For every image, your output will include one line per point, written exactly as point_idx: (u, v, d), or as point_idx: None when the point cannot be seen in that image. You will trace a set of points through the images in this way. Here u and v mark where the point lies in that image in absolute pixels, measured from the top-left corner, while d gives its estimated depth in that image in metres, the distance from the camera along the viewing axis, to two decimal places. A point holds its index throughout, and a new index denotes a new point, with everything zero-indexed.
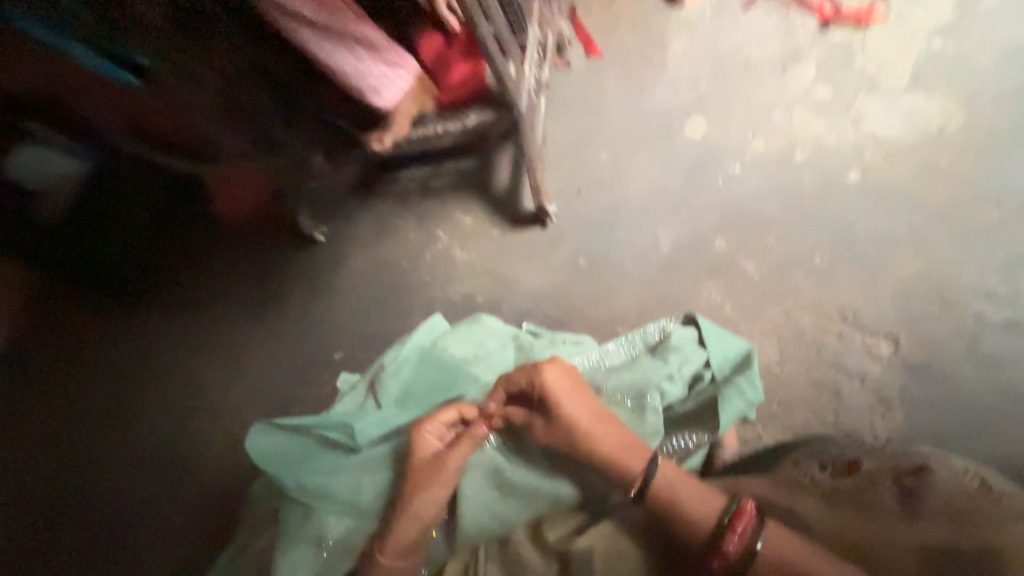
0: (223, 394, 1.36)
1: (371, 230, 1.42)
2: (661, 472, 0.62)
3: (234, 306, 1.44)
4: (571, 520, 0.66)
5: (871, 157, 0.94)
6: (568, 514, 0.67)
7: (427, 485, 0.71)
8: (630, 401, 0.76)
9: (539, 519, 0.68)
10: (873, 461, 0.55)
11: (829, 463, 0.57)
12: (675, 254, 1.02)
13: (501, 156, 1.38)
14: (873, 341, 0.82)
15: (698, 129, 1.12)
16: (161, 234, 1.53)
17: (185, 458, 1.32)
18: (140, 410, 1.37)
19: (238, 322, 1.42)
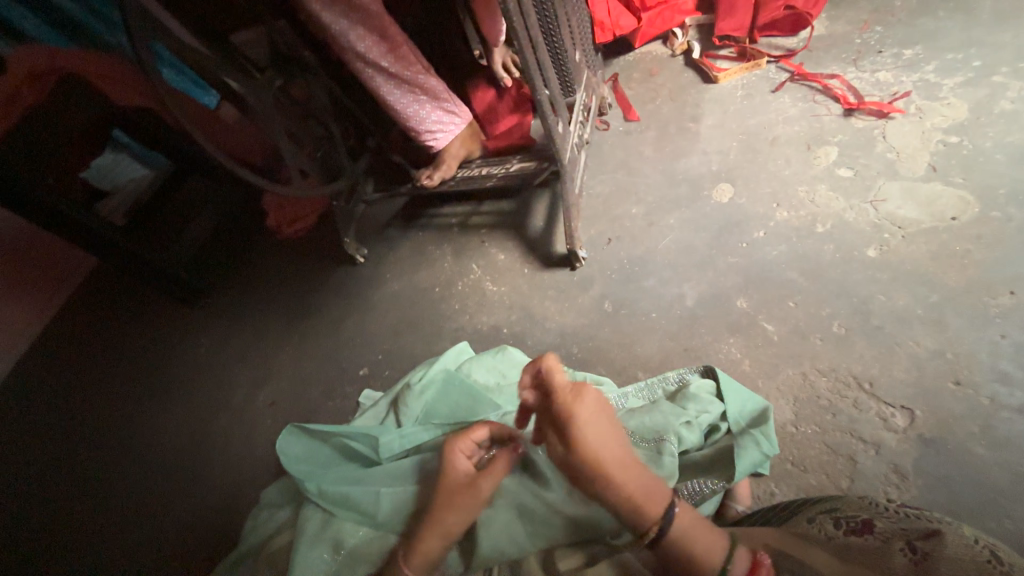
0: (243, 395, 1.38)
1: (411, 257, 1.53)
2: (680, 521, 0.59)
3: (272, 313, 1.52)
4: (580, 556, 0.71)
5: (889, 236, 1.00)
6: (578, 550, 0.72)
7: (456, 509, 0.74)
8: (648, 443, 0.80)
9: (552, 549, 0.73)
10: (883, 523, 0.56)
11: (844, 521, 0.59)
12: (698, 308, 1.08)
13: (538, 202, 1.49)
14: (888, 411, 0.84)
15: (725, 195, 1.21)
16: (220, 242, 1.70)
17: (190, 453, 1.31)
18: (163, 402, 1.41)
19: (272, 329, 1.49)
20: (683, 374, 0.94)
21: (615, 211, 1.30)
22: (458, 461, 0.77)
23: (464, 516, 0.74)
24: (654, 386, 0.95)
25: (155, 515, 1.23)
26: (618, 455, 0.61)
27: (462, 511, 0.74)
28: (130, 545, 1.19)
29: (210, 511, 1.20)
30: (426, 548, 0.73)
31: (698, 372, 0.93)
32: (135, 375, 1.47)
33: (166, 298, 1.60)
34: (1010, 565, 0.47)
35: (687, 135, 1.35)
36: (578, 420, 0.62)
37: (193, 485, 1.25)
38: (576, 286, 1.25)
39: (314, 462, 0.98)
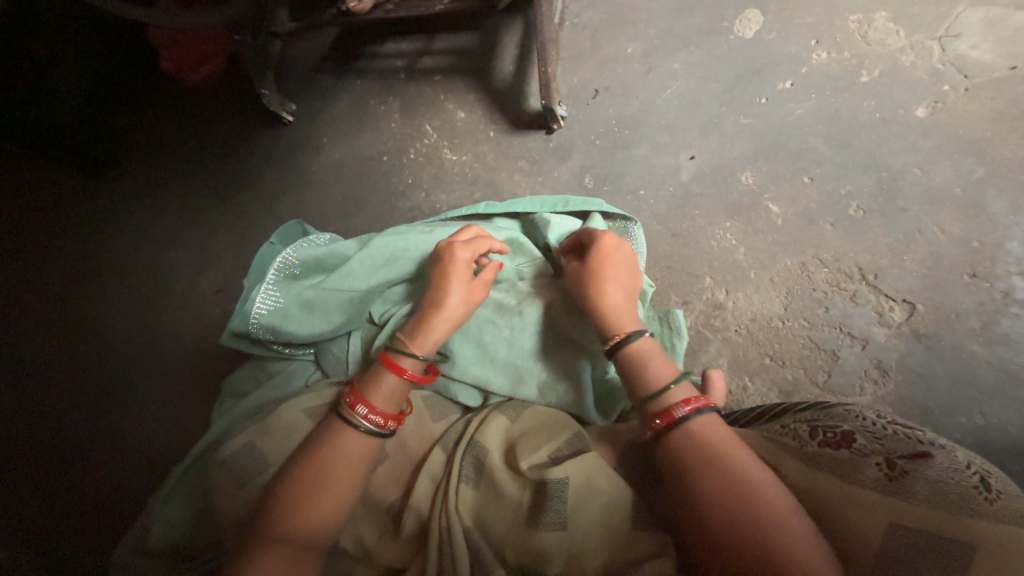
0: (181, 282, 1.20)
1: (350, 115, 1.23)
2: (642, 344, 0.63)
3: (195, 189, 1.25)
4: (544, 450, 0.68)
5: (949, 88, 0.78)
6: (545, 442, 0.69)
7: (458, 288, 0.77)
8: (477, 322, 0.82)
9: (515, 443, 0.69)
10: (863, 438, 0.51)
11: (821, 431, 0.53)
12: (695, 184, 0.90)
13: (506, 37, 1.14)
14: (887, 305, 0.76)
15: (750, 28, 0.92)
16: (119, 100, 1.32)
17: (133, 352, 1.15)
18: (70, 304, 1.19)
19: (197, 207, 1.25)
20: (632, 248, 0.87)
21: (606, 50, 1.00)
22: (466, 248, 0.80)
23: (468, 299, 0.77)
24: (512, 202, 0.97)
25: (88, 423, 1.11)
26: (613, 284, 0.70)
27: (461, 291, 0.76)
28: (70, 448, 1.09)
29: (159, 417, 1.11)
30: (434, 333, 0.74)
31: (617, 214, 0.89)
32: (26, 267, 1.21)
33: (45, 173, 1.27)
34: (997, 490, 0.46)
35: None
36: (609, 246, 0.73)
37: (134, 387, 1.13)
38: (552, 154, 1.03)
39: (262, 371, 0.93)
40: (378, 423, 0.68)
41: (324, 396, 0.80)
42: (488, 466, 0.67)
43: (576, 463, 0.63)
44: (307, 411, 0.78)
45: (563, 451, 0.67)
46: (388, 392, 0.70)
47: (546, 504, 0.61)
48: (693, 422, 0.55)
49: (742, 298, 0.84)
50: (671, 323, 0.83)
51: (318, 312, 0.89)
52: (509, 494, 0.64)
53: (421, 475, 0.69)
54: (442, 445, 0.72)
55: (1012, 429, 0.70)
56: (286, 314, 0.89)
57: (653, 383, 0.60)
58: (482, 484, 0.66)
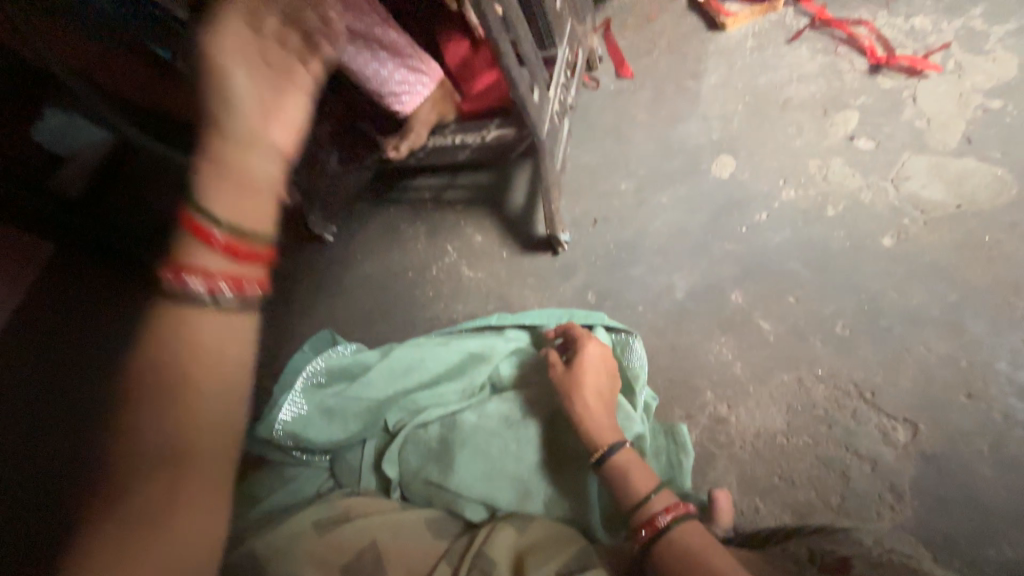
0: None
1: (383, 236, 1.42)
2: (625, 454, 0.67)
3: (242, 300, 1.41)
4: (550, 564, 0.67)
5: (909, 221, 0.88)
6: (551, 557, 0.69)
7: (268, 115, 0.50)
8: (487, 432, 0.85)
9: (522, 554, 0.70)
10: (859, 562, 0.51)
11: (820, 558, 0.54)
12: (688, 301, 0.98)
13: (518, 175, 1.34)
14: (890, 424, 0.77)
15: (725, 170, 1.08)
16: None
17: None
18: (50, 424, 1.04)
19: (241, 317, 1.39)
20: (632, 361, 0.93)
21: (604, 186, 1.18)
22: (232, 33, 0.48)
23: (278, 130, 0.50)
24: (522, 315, 1.06)
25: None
26: (593, 385, 0.74)
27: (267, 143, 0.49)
28: None
29: None
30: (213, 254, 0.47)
31: (618, 326, 0.97)
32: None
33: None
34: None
35: (685, 96, 1.20)
36: (585, 348, 0.79)
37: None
38: (558, 272, 1.15)
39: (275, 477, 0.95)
40: (230, 285, 0.48)
41: (335, 506, 0.81)
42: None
43: None
44: (317, 523, 0.78)
45: (570, 566, 0.67)
46: (210, 329, 0.48)
47: None
48: (678, 531, 0.58)
49: (744, 413, 0.86)
50: (675, 438, 0.85)
51: (339, 421, 0.94)
52: None
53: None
54: (448, 556, 0.72)
55: None
56: (308, 422, 0.94)
57: (635, 494, 0.63)
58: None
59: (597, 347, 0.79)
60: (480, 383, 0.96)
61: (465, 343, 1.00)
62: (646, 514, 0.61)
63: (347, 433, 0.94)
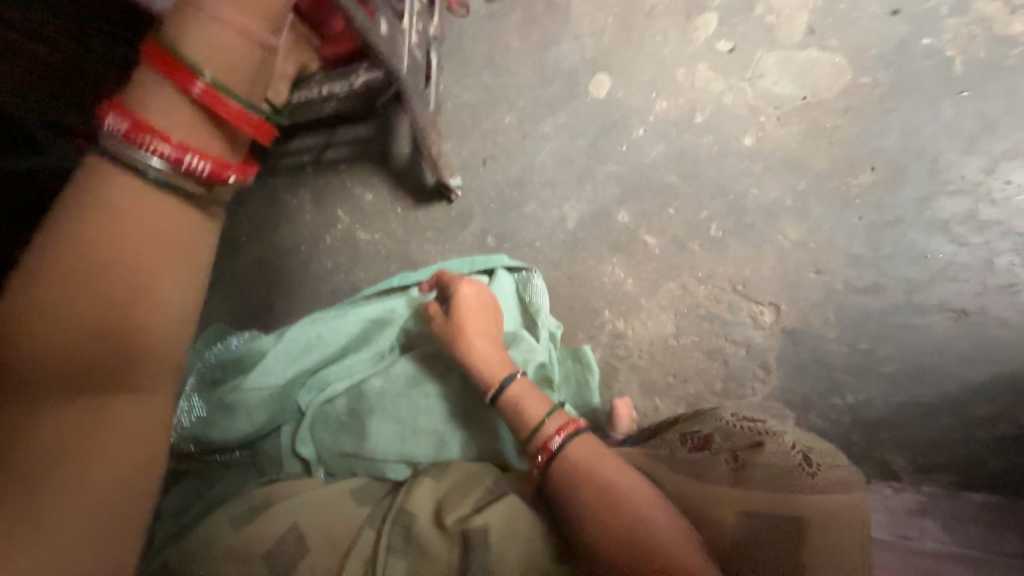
0: None
1: (265, 213, 1.29)
2: (516, 387, 0.69)
3: None
4: (468, 503, 0.71)
5: (765, 119, 0.92)
6: (468, 496, 0.72)
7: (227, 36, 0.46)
8: (396, 394, 0.85)
9: (441, 503, 0.72)
10: (719, 437, 0.57)
11: (690, 438, 0.60)
12: (581, 229, 1.00)
13: (400, 121, 1.24)
14: (758, 310, 0.85)
15: (602, 88, 1.06)
16: None
17: None
18: None
19: None
20: (533, 296, 0.94)
21: (486, 124, 1.13)
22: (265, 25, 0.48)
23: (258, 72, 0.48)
24: (425, 271, 1.03)
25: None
26: (475, 324, 0.76)
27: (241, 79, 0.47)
28: None
29: None
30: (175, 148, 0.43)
31: (516, 265, 0.97)
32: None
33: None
34: (818, 464, 0.51)
35: (556, 13, 1.14)
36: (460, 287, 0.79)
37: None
38: (454, 222, 1.11)
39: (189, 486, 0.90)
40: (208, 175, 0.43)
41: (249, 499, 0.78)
42: (417, 531, 0.68)
43: (495, 510, 0.67)
44: (233, 519, 0.74)
45: (486, 500, 0.71)
46: (135, 213, 0.42)
47: (468, 556, 0.62)
48: (570, 447, 0.62)
49: (638, 326, 0.91)
50: (581, 359, 0.88)
51: (241, 416, 0.89)
52: (435, 555, 0.65)
53: (349, 556, 0.68)
54: (369, 522, 0.73)
55: (878, 403, 0.79)
56: (208, 422, 0.89)
57: (528, 423, 0.66)
58: (411, 549, 0.67)
59: (473, 285, 0.78)
60: (387, 348, 0.94)
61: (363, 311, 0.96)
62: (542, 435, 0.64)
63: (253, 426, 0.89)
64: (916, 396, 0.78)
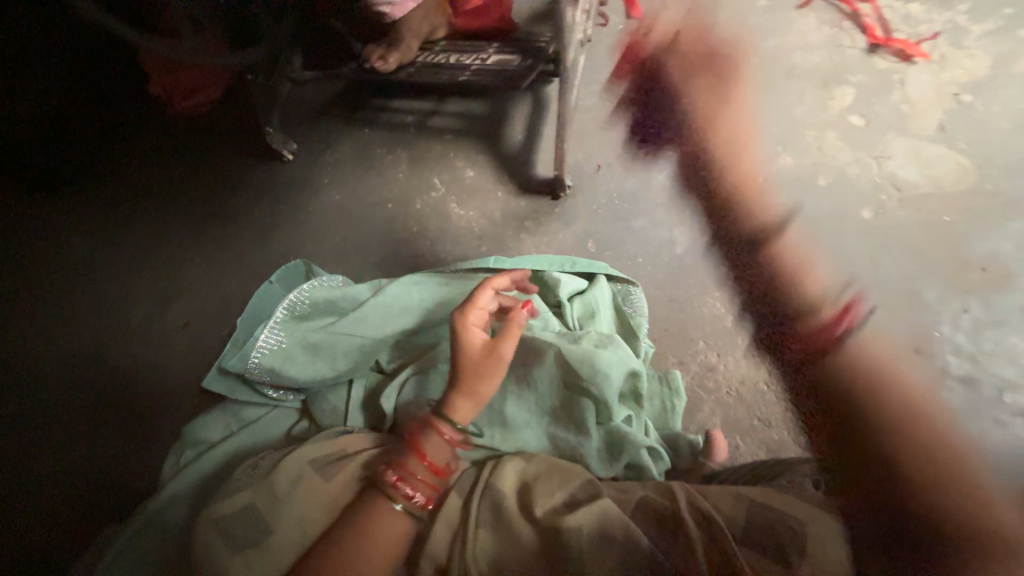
0: (153, 318, 1.12)
1: (356, 161, 1.26)
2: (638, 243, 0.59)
3: (183, 213, 1.22)
4: (560, 496, 0.69)
5: (887, 198, 0.98)
6: (560, 489, 0.70)
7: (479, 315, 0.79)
8: None
9: (529, 482, 0.71)
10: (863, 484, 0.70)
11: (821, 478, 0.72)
12: (687, 257, 1.02)
13: (516, 108, 1.25)
14: (852, 374, 0.89)
15: (729, 130, 1.10)
16: (131, 127, 1.30)
17: (109, 384, 1.06)
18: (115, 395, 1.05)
19: (181, 236, 1.20)
20: (631, 308, 0.95)
21: (609, 133, 1.14)
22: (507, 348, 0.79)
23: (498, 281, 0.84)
24: (522, 259, 1.01)
25: (35, 471, 0.99)
26: None
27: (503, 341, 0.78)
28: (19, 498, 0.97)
29: (116, 460, 1.00)
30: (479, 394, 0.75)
31: (620, 277, 0.97)
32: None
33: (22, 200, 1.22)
34: None
35: (696, 48, 1.18)
36: None
37: (96, 434, 1.02)
38: (557, 219, 1.11)
39: (234, 415, 0.87)
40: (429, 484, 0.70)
41: (327, 445, 0.75)
42: (508, 514, 0.67)
43: (590, 513, 0.65)
44: (313, 462, 0.72)
45: (578, 496, 0.69)
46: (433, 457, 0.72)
47: (563, 552, 0.62)
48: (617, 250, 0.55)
49: (731, 362, 0.93)
50: (670, 383, 0.89)
51: (322, 357, 0.85)
52: (525, 541, 0.65)
53: (438, 522, 0.67)
54: (456, 488, 0.71)
55: (962, 493, 0.82)
56: (286, 356, 0.85)
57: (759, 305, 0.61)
58: (499, 529, 0.66)
59: None
60: None
61: (460, 283, 0.94)
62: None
63: (330, 372, 0.85)
64: (992, 488, 0.81)
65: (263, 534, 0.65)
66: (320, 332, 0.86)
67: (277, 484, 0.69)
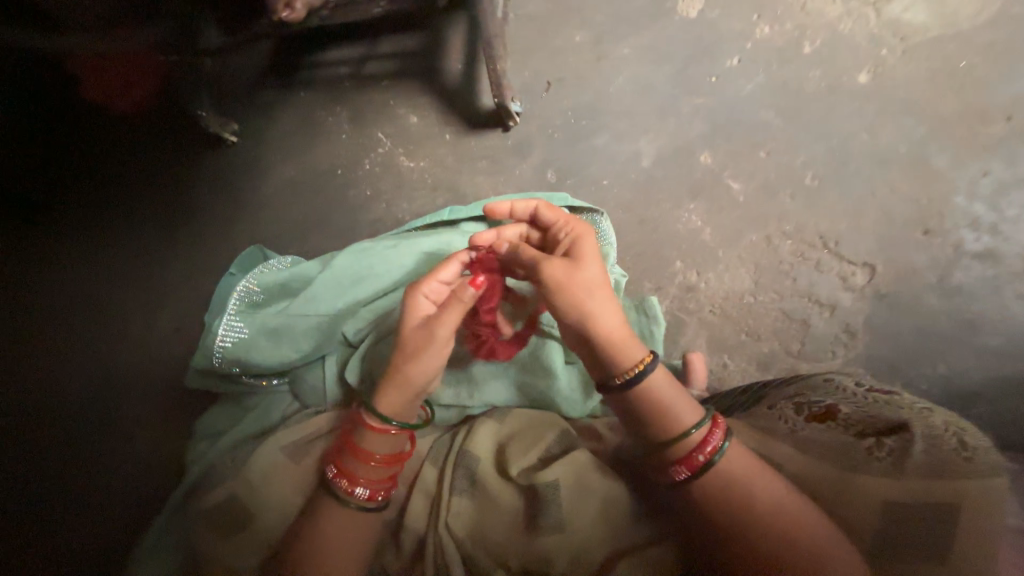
0: (129, 327, 1.08)
1: (298, 130, 1.17)
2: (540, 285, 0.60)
3: (128, 211, 1.13)
4: (534, 453, 0.67)
5: (887, 52, 0.86)
6: (534, 447, 0.68)
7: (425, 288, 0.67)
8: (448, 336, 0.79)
9: (504, 443, 0.70)
10: (848, 410, 0.58)
11: (806, 407, 0.60)
12: (657, 169, 0.91)
13: (452, 33, 1.11)
14: (850, 269, 0.82)
15: (692, 9, 0.94)
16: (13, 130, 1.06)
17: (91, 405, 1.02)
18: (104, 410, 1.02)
19: (131, 234, 1.12)
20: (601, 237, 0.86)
21: (555, 40, 0.99)
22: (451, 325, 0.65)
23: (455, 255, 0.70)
24: (476, 206, 0.94)
25: None
26: None
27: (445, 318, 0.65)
28: None
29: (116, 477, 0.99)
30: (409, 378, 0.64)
31: (583, 206, 0.87)
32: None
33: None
34: (975, 448, 0.51)
35: None
36: None
37: None
38: (512, 152, 1.01)
39: (217, 413, 0.87)
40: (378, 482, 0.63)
41: (298, 434, 0.75)
42: (482, 478, 0.66)
43: (564, 466, 0.63)
44: (285, 448, 0.74)
45: (552, 451, 0.68)
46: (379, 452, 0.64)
47: (541, 507, 0.61)
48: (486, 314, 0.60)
49: (713, 278, 0.85)
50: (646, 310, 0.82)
51: (286, 343, 0.84)
52: (501, 501, 0.64)
53: (414, 494, 0.68)
54: (430, 461, 0.71)
55: (970, 373, 0.78)
56: (250, 346, 0.84)
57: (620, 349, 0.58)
58: (476, 496, 0.66)
59: None
60: None
61: (413, 243, 0.89)
62: (688, 445, 0.54)
63: (298, 355, 0.84)
64: (998, 364, 0.78)
65: (247, 521, 0.69)
66: (279, 318, 0.85)
67: (253, 479, 0.71)
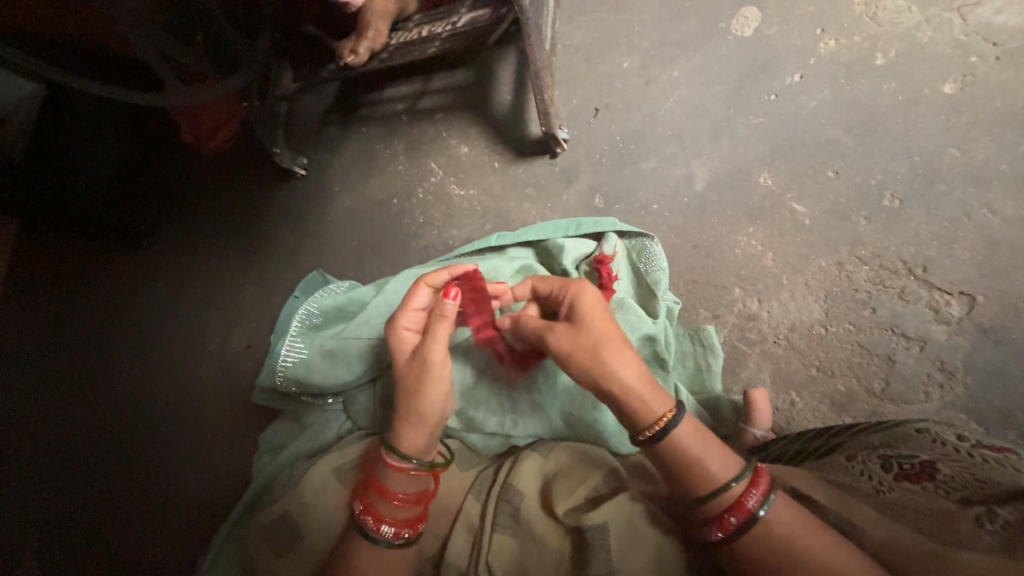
0: (200, 346, 1.16)
1: (358, 162, 1.25)
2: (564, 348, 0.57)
3: (210, 241, 1.25)
4: (581, 492, 0.64)
5: (978, 60, 0.79)
6: (580, 484, 0.65)
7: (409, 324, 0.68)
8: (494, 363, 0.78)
9: (549, 477, 0.68)
10: (947, 469, 0.50)
11: (894, 464, 0.53)
12: (710, 192, 0.87)
13: (502, 67, 1.16)
14: (944, 299, 0.73)
15: (748, 26, 0.91)
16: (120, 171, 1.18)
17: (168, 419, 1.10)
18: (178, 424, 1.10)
19: (210, 262, 1.23)
20: (651, 264, 0.84)
21: (602, 67, 0.99)
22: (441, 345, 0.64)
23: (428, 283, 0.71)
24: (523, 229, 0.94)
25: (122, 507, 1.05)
26: None
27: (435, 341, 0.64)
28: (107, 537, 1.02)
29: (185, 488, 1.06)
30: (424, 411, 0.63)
31: (632, 232, 0.85)
32: (14, 357, 1.14)
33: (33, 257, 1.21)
34: None
35: None
36: None
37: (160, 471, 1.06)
38: (559, 178, 1.01)
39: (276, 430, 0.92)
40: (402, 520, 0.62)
41: (350, 457, 0.77)
42: (526, 513, 0.64)
43: (614, 507, 0.60)
44: (337, 468, 0.76)
45: (599, 490, 0.65)
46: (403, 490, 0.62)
47: (588, 550, 0.58)
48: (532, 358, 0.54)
49: (776, 307, 0.79)
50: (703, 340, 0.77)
51: (340, 364, 0.88)
52: (545, 540, 0.62)
53: (457, 527, 0.67)
54: (473, 492, 0.70)
55: None
56: (308, 366, 0.89)
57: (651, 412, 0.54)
58: (520, 532, 0.64)
59: None
60: None
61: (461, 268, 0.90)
62: (724, 502, 0.51)
63: (351, 376, 0.88)
64: None
65: (300, 539, 0.71)
66: (335, 340, 0.89)
67: (308, 499, 0.73)
